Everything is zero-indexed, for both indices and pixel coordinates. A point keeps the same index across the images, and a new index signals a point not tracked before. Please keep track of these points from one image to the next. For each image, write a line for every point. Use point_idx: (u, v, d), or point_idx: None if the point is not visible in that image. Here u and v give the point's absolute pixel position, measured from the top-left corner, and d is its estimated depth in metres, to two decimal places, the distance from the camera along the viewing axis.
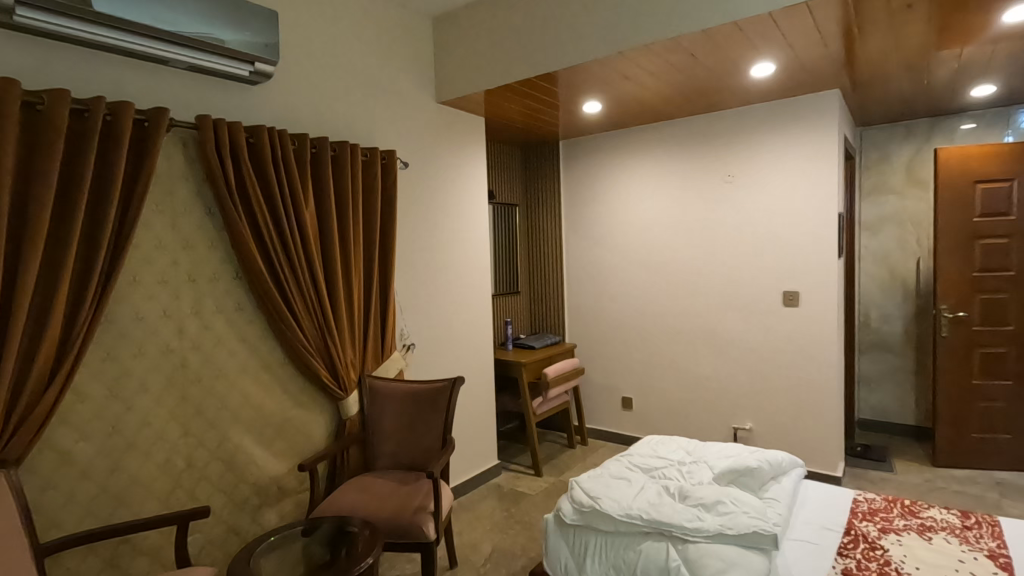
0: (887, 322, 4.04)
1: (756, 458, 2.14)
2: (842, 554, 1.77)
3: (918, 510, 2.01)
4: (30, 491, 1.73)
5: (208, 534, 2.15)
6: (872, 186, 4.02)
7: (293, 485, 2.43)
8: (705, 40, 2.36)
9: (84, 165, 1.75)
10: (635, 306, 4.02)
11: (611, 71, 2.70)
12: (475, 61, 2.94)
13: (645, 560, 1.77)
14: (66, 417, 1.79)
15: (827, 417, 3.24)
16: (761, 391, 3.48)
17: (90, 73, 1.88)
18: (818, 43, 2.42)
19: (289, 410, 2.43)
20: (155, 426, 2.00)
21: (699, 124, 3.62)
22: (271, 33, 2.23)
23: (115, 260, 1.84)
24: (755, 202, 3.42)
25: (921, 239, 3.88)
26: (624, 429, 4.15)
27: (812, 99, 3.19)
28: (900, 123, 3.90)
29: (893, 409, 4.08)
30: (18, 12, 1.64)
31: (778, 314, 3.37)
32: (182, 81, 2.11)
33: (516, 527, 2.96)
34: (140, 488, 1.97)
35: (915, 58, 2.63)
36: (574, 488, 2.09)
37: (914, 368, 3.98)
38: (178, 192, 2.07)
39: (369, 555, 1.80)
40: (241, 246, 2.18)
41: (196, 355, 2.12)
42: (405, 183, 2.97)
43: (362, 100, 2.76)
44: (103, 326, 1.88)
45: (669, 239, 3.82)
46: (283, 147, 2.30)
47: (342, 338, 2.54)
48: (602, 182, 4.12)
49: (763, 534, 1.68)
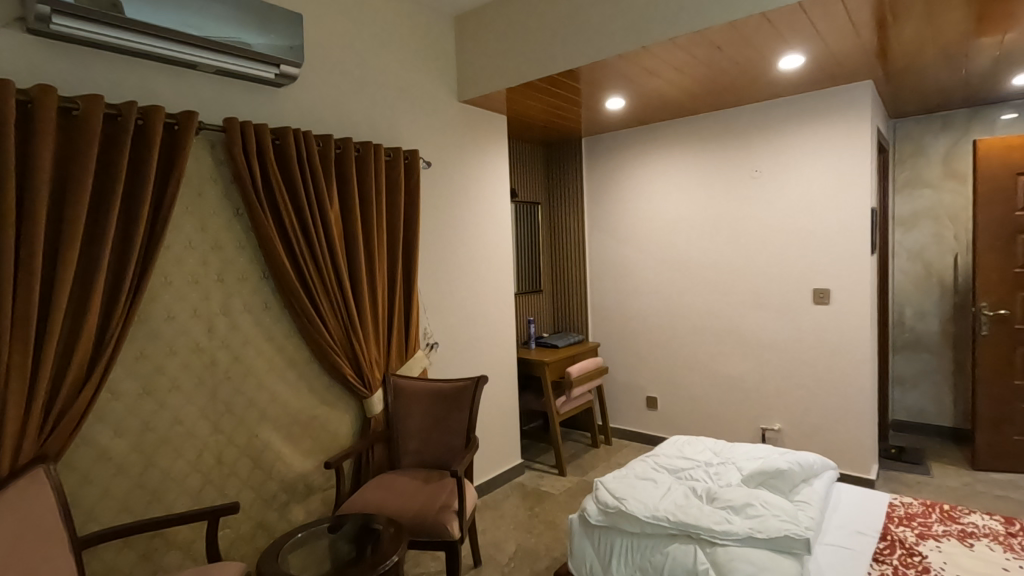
0: (923, 321, 3.91)
1: (786, 459, 2.08)
2: (878, 560, 1.71)
3: (957, 516, 1.94)
4: (69, 485, 1.78)
5: (237, 530, 2.19)
6: (906, 179, 3.90)
7: (319, 481, 2.46)
8: (732, 32, 2.32)
9: (117, 170, 1.79)
10: (661, 303, 3.96)
11: (635, 66, 2.67)
12: (497, 59, 2.93)
13: (672, 563, 1.74)
14: (102, 414, 1.84)
15: (859, 417, 3.15)
16: (791, 391, 3.40)
17: (122, 78, 1.92)
18: (849, 33, 2.35)
19: (315, 408, 2.45)
20: (186, 424, 2.04)
21: (725, 118, 3.55)
22: (297, 36, 2.25)
23: (147, 260, 1.88)
24: (784, 196, 3.34)
25: (959, 235, 3.74)
26: (650, 429, 4.11)
27: (842, 91, 3.10)
28: (936, 115, 3.77)
29: (929, 411, 3.95)
30: (54, 21, 1.69)
31: (809, 313, 3.29)
32: (210, 85, 2.15)
33: (539, 527, 2.94)
34: (173, 484, 2.01)
35: (952, 47, 2.54)
36: (599, 488, 2.07)
37: (952, 368, 3.85)
38: (207, 194, 2.11)
39: (395, 553, 1.81)
40: (268, 245, 2.21)
41: (225, 354, 2.16)
42: (429, 183, 2.98)
43: (385, 99, 2.78)
44: (137, 325, 1.92)
45: (694, 237, 3.76)
46: (308, 147, 2.33)
47: (366, 337, 2.55)
48: (625, 179, 4.08)
49: (795, 539, 1.64)
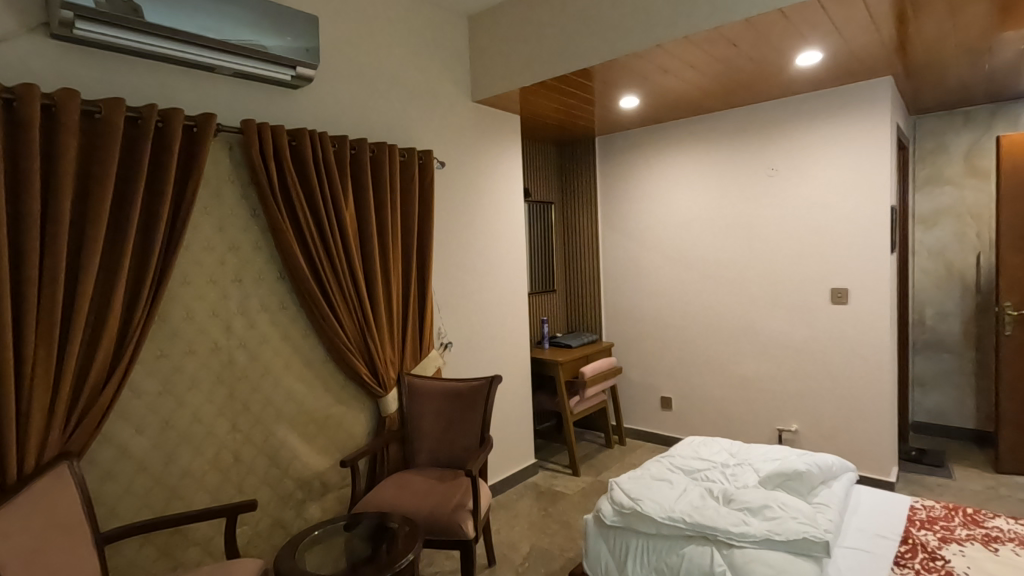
0: (944, 321, 3.84)
1: (804, 461, 2.05)
2: (899, 564, 1.69)
3: (981, 520, 1.90)
4: (92, 482, 1.82)
5: (255, 527, 2.21)
6: (927, 177, 3.83)
7: (335, 480, 2.48)
8: (749, 29, 2.29)
9: (138, 172, 1.83)
10: (676, 303, 3.93)
11: (650, 64, 2.65)
12: (511, 59, 2.93)
13: (689, 564, 1.73)
14: (123, 412, 1.87)
15: (878, 418, 3.10)
16: (808, 391, 3.35)
17: (142, 81, 1.95)
18: (869, 28, 2.32)
19: (331, 407, 2.47)
20: (205, 422, 2.07)
21: (740, 116, 3.52)
22: (312, 37, 2.27)
23: (167, 261, 1.91)
24: (800, 195, 3.30)
25: (982, 233, 3.67)
26: (664, 429, 4.08)
27: (861, 87, 3.05)
28: (958, 111, 3.69)
29: (951, 412, 3.88)
30: (77, 26, 1.72)
31: (827, 312, 3.24)
32: (228, 87, 2.17)
33: (553, 527, 2.94)
34: (192, 481, 2.04)
35: (974, 41, 2.49)
36: (614, 488, 2.06)
37: (974, 369, 3.77)
38: (225, 195, 2.14)
39: (409, 552, 1.82)
40: (285, 246, 2.23)
41: (242, 353, 2.18)
42: (443, 183, 2.99)
43: (399, 99, 2.79)
44: (157, 325, 1.95)
45: (708, 237, 3.74)
46: (323, 148, 2.34)
47: (381, 336, 2.56)
48: (638, 179, 4.06)
49: (814, 542, 1.63)
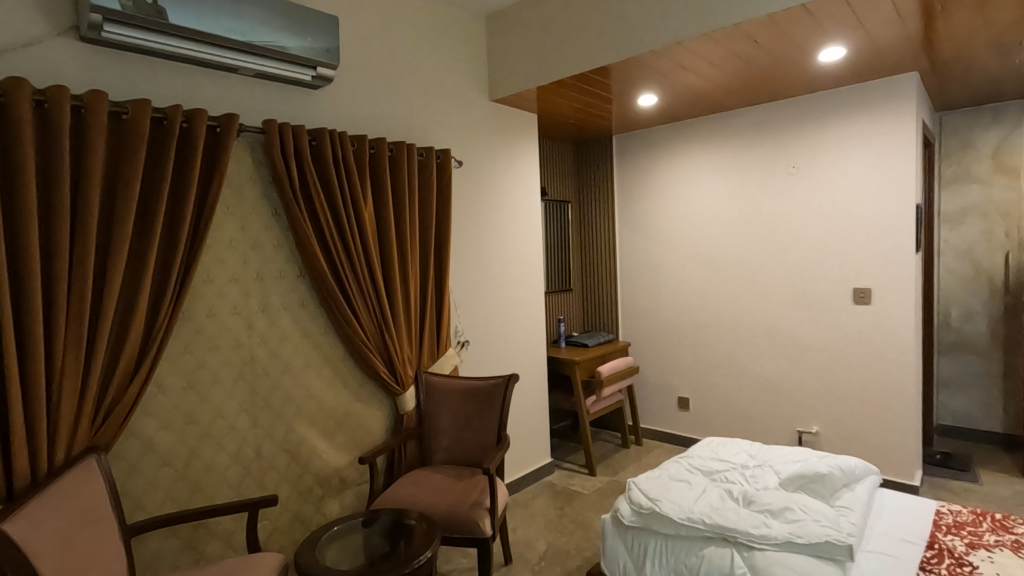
0: (970, 322, 3.75)
1: (826, 463, 2.01)
2: (924, 569, 1.65)
3: (1011, 525, 1.85)
4: (119, 475, 1.86)
5: (275, 522, 2.25)
6: (953, 174, 3.75)
7: (354, 477, 2.50)
8: (771, 26, 2.27)
9: (163, 172, 1.86)
10: (695, 303, 3.90)
11: (668, 62, 2.64)
12: (529, 57, 2.93)
13: (708, 566, 1.72)
14: (148, 406, 1.91)
15: (902, 420, 3.04)
16: (830, 392, 3.30)
17: (167, 82, 1.99)
18: (894, 23, 2.27)
19: (350, 404, 2.49)
20: (227, 417, 2.11)
21: (760, 114, 3.48)
22: (332, 37, 2.29)
23: (191, 259, 1.94)
24: (821, 192, 3.26)
25: (1010, 232, 3.58)
26: (682, 430, 4.05)
27: (885, 83, 2.99)
28: (985, 107, 3.61)
29: (977, 416, 3.79)
30: (105, 29, 1.76)
31: (848, 313, 3.19)
32: (250, 87, 2.21)
33: (569, 526, 2.93)
34: (215, 476, 2.08)
35: (1004, 36, 2.43)
36: (632, 488, 2.05)
37: (1001, 371, 3.69)
38: (247, 194, 2.16)
39: (427, 549, 1.82)
40: (305, 245, 2.26)
41: (263, 350, 2.21)
42: (460, 182, 3.00)
43: (418, 98, 2.80)
44: (181, 321, 1.99)
45: (727, 237, 3.70)
46: (343, 148, 2.36)
47: (399, 334, 2.57)
48: (656, 178, 4.04)
49: (837, 545, 1.60)
